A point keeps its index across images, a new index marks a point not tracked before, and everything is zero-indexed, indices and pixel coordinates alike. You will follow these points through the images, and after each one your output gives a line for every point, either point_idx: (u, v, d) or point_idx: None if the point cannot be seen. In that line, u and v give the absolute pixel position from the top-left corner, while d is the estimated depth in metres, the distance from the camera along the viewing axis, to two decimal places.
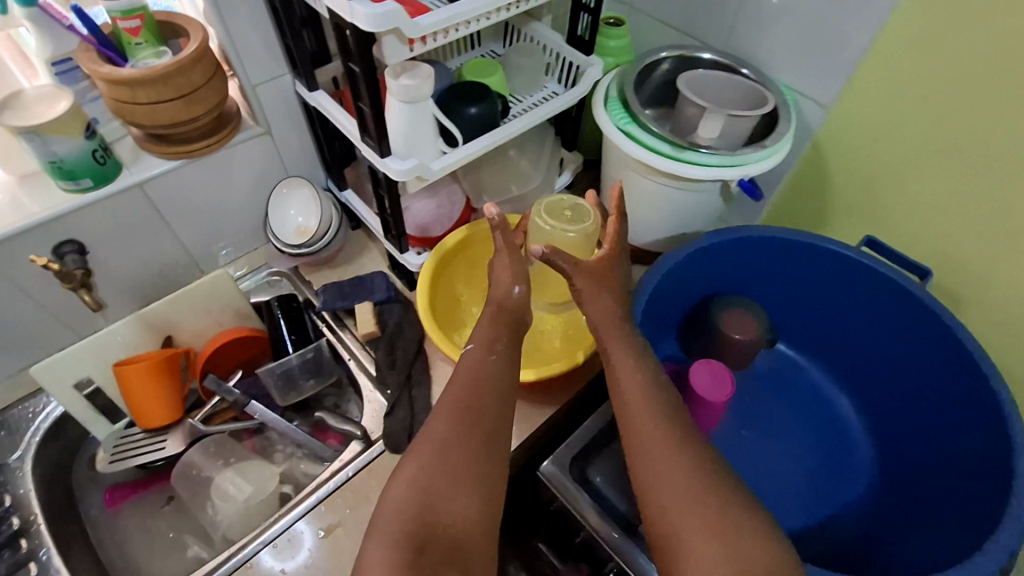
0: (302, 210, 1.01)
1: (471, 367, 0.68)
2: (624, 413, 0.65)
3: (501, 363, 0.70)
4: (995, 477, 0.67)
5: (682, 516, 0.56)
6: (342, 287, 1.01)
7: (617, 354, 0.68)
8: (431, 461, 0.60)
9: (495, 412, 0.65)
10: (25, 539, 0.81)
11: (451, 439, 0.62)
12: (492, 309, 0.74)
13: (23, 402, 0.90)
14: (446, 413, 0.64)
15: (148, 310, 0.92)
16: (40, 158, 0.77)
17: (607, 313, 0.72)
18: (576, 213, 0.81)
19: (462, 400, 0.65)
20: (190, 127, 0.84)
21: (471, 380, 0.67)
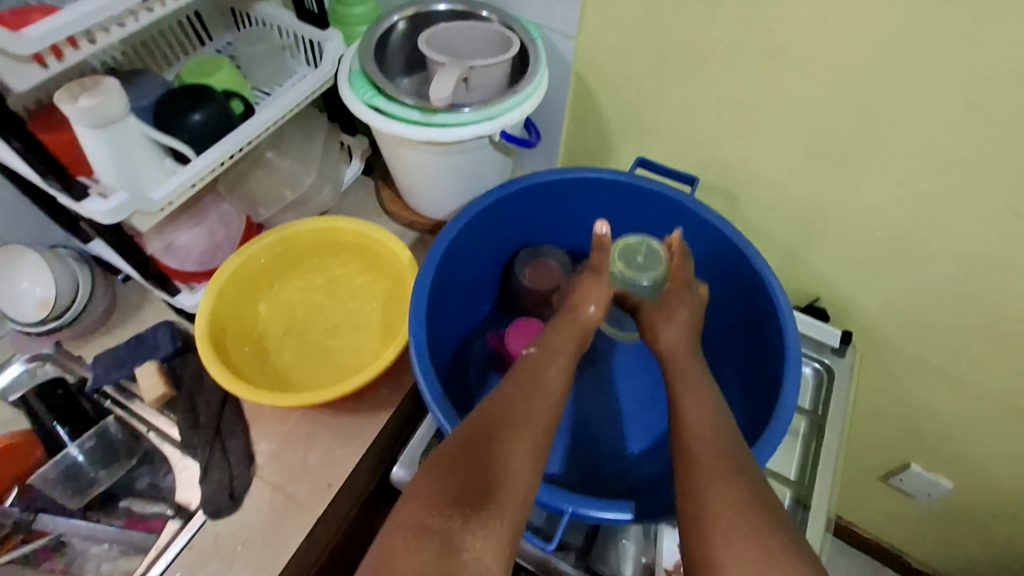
0: (40, 281, 0.84)
1: (532, 378, 0.66)
2: (682, 429, 0.63)
3: (558, 377, 0.67)
4: (772, 361, 0.78)
5: (729, 540, 0.52)
6: (117, 351, 0.86)
7: (681, 385, 0.67)
8: (471, 459, 0.57)
9: (550, 422, 0.63)
10: None
11: (494, 439, 0.59)
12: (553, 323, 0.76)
13: None
14: (499, 411, 0.62)
15: None
16: None
17: (683, 335, 0.74)
18: (648, 255, 0.85)
19: (516, 403, 0.62)
20: None
21: (530, 388, 0.65)
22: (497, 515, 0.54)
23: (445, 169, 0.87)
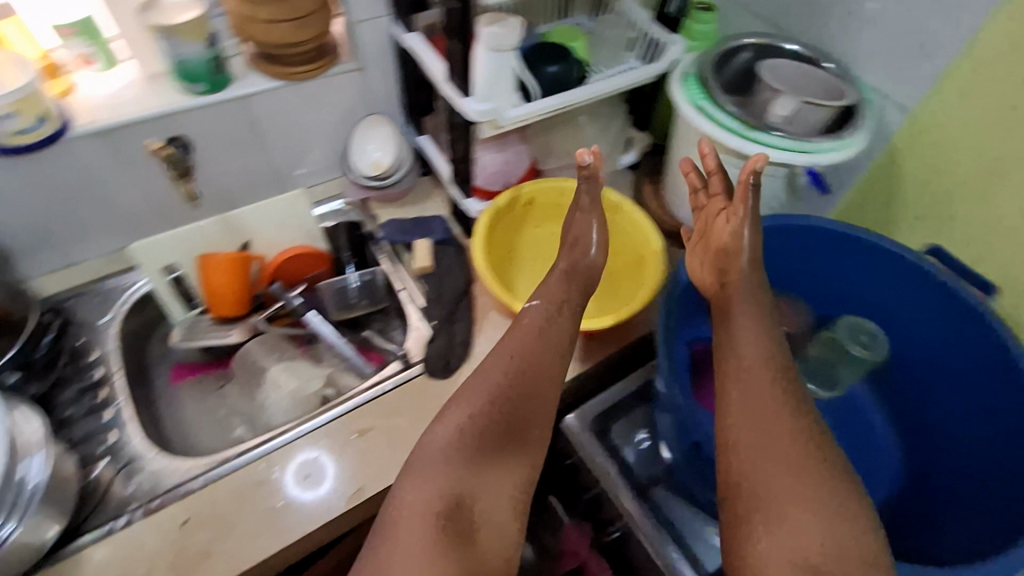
0: (380, 146, 1.08)
1: (516, 334, 0.78)
2: (739, 368, 0.69)
3: (538, 329, 0.78)
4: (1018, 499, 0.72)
5: (772, 481, 0.62)
6: (406, 224, 1.07)
7: (743, 314, 0.73)
8: (460, 418, 0.72)
9: (552, 372, 0.76)
10: (101, 390, 0.88)
11: (482, 401, 0.73)
12: (553, 276, 0.84)
13: (116, 274, 0.99)
14: (480, 378, 0.75)
15: (235, 213, 1.02)
16: (170, 57, 0.87)
17: (728, 238, 0.79)
18: (872, 339, 0.89)
19: (492, 371, 0.75)
20: (298, 49, 0.92)
21: (499, 354, 0.76)
22: (488, 477, 0.71)
23: (729, 183, 0.93)
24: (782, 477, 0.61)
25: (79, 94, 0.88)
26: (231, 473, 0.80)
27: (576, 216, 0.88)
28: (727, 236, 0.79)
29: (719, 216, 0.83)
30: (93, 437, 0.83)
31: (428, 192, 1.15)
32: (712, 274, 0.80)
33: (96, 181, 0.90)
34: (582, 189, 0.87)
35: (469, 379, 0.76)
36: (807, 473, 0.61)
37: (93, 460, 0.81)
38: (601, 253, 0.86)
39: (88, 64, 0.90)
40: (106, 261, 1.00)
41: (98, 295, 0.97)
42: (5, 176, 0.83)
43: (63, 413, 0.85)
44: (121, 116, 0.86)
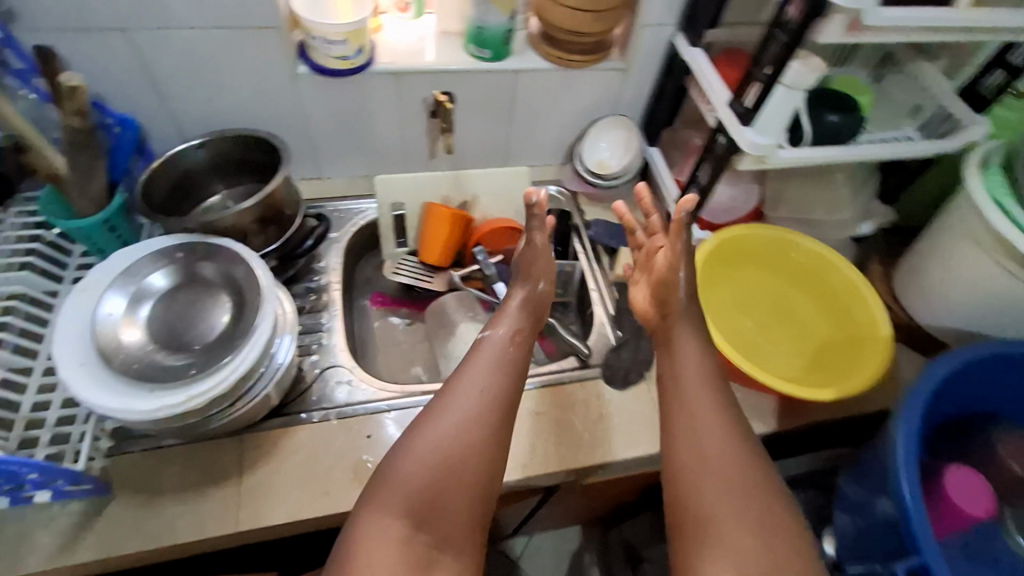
0: (611, 146, 1.11)
1: (485, 354, 0.76)
2: (690, 424, 0.69)
3: (516, 353, 0.77)
4: None
5: (732, 539, 0.60)
6: (614, 230, 1.08)
7: (681, 336, 0.76)
8: (450, 423, 0.69)
9: (502, 384, 0.74)
10: (318, 294, 0.97)
11: (475, 408, 0.71)
12: (513, 303, 0.83)
13: (353, 197, 1.09)
14: (464, 386, 0.72)
15: (467, 173, 1.08)
16: (472, 21, 0.93)
17: (685, 289, 0.78)
18: None
19: (475, 379, 0.73)
20: (583, 39, 0.94)
21: (480, 364, 0.75)
22: (449, 505, 0.65)
23: (1000, 293, 0.82)
24: (739, 531, 0.61)
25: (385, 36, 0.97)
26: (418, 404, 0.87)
27: (528, 253, 0.86)
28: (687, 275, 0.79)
29: (659, 252, 0.81)
30: (311, 332, 0.93)
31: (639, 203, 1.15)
32: (654, 307, 0.81)
33: (370, 113, 1.00)
34: (535, 238, 0.86)
35: (451, 385, 0.73)
36: (773, 515, 0.62)
37: (306, 352, 0.91)
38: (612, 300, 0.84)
39: (403, 9, 0.98)
40: (348, 183, 1.11)
41: (334, 213, 1.07)
42: (310, 92, 0.94)
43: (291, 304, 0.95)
44: (417, 65, 0.94)
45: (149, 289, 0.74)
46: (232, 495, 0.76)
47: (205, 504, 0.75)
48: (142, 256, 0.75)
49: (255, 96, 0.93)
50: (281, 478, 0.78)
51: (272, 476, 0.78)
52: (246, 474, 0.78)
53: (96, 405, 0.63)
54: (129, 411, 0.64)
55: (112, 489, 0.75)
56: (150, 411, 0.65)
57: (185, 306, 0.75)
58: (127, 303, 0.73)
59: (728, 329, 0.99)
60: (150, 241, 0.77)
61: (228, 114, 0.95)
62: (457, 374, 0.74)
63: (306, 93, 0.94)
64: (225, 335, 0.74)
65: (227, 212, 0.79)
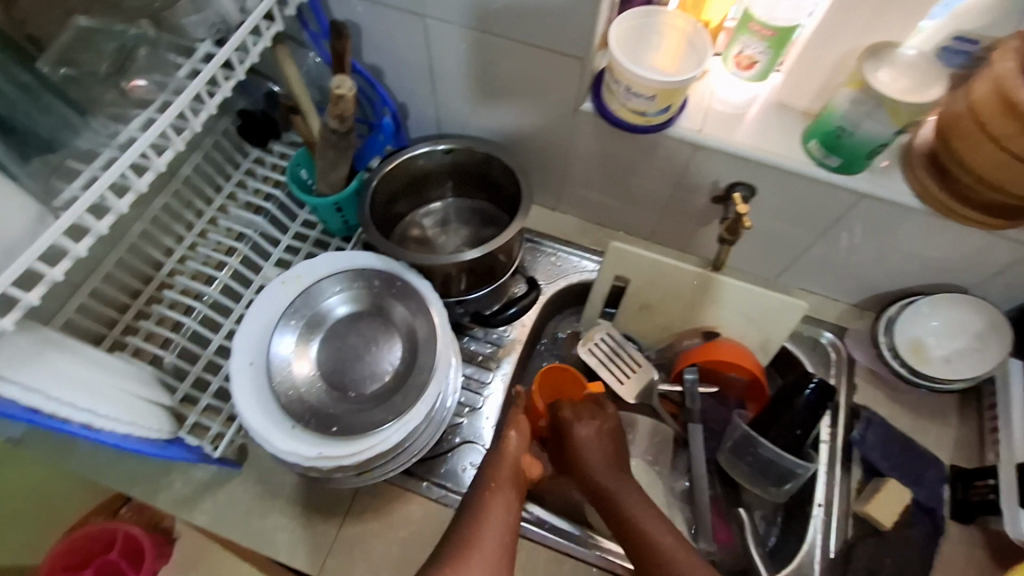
0: (946, 331, 0.76)
1: (493, 511, 0.63)
2: None
3: (510, 504, 0.65)
4: None
5: None
6: (891, 441, 0.76)
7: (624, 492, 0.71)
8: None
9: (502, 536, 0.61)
10: (497, 349, 0.85)
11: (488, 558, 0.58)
12: (510, 448, 0.71)
13: (580, 247, 0.93)
14: (479, 539, 0.60)
15: (722, 279, 0.83)
16: (836, 117, 0.64)
17: (587, 444, 0.76)
18: None
19: (489, 538, 0.60)
20: (997, 195, 0.61)
21: (496, 513, 0.63)
22: None
23: None
24: None
25: (706, 89, 0.74)
26: (558, 549, 0.72)
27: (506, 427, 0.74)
28: (584, 435, 0.77)
29: (584, 419, 0.78)
30: (472, 389, 0.83)
31: (945, 414, 0.79)
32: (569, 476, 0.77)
33: (638, 172, 0.81)
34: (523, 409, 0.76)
35: (466, 533, 0.61)
36: None
37: (456, 410, 0.81)
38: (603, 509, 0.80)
39: (745, 66, 0.72)
40: (579, 227, 0.94)
41: (552, 257, 0.93)
42: (586, 131, 0.78)
43: (466, 346, 0.85)
44: (729, 144, 0.70)
45: (327, 313, 0.69)
46: (330, 535, 0.73)
47: (305, 529, 0.73)
48: (339, 270, 0.70)
49: (526, 115, 0.80)
50: (377, 544, 0.72)
51: (371, 536, 0.73)
52: (348, 521, 0.73)
53: (245, 419, 0.60)
54: (265, 439, 0.60)
55: (241, 466, 0.76)
56: (280, 451, 0.60)
57: (358, 343, 0.69)
58: (300, 330, 0.68)
59: None
60: (356, 254, 0.71)
61: (492, 121, 0.83)
62: (451, 530, 0.62)
63: (581, 129, 0.78)
64: (383, 392, 0.66)
65: (443, 259, 0.69)
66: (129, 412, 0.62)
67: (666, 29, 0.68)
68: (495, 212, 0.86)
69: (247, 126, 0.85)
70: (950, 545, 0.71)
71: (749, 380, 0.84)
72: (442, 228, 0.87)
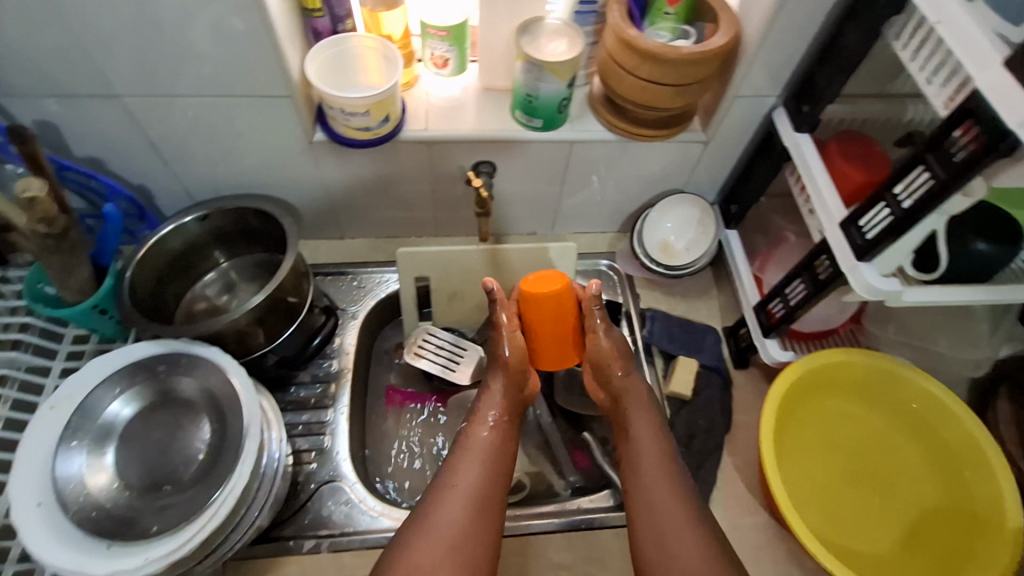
0: (679, 227, 0.93)
1: (472, 450, 0.69)
2: (636, 511, 0.65)
3: (499, 433, 0.71)
4: None
5: None
6: (673, 327, 0.91)
7: (635, 413, 0.73)
8: (446, 512, 0.63)
9: (477, 480, 0.66)
10: (333, 385, 0.86)
11: (469, 502, 0.64)
12: (491, 394, 0.74)
13: (376, 263, 0.97)
14: (456, 477, 0.66)
15: (505, 248, 0.92)
16: (521, 86, 0.76)
17: (615, 356, 0.76)
18: None
19: (469, 471, 0.66)
20: (656, 113, 0.76)
21: (480, 448, 0.69)
22: None
23: None
24: None
25: (422, 93, 0.82)
26: None
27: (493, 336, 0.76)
28: (606, 349, 0.76)
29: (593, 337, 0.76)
30: (314, 432, 0.83)
31: (707, 290, 0.96)
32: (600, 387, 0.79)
33: (396, 178, 0.87)
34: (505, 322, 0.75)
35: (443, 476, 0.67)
36: None
37: (303, 458, 0.81)
38: None
39: (441, 65, 0.80)
40: (373, 245, 0.99)
41: (354, 281, 0.95)
42: (330, 160, 0.82)
43: (295, 394, 0.85)
44: (454, 133, 0.79)
45: (115, 419, 0.65)
46: None
47: None
48: (112, 371, 0.66)
49: (269, 162, 0.82)
50: None
51: None
52: None
53: (47, 562, 0.55)
54: (81, 572, 0.56)
55: None
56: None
57: (160, 436, 0.66)
58: (87, 448, 0.63)
59: (802, 474, 0.80)
60: (127, 347, 0.67)
61: (241, 174, 0.84)
62: (444, 464, 0.68)
63: (323, 159, 0.81)
64: (202, 471, 0.64)
65: (225, 318, 0.68)
66: None
67: (360, 51, 0.75)
68: (276, 257, 0.85)
69: None
70: (740, 389, 0.88)
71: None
72: (229, 292, 0.84)
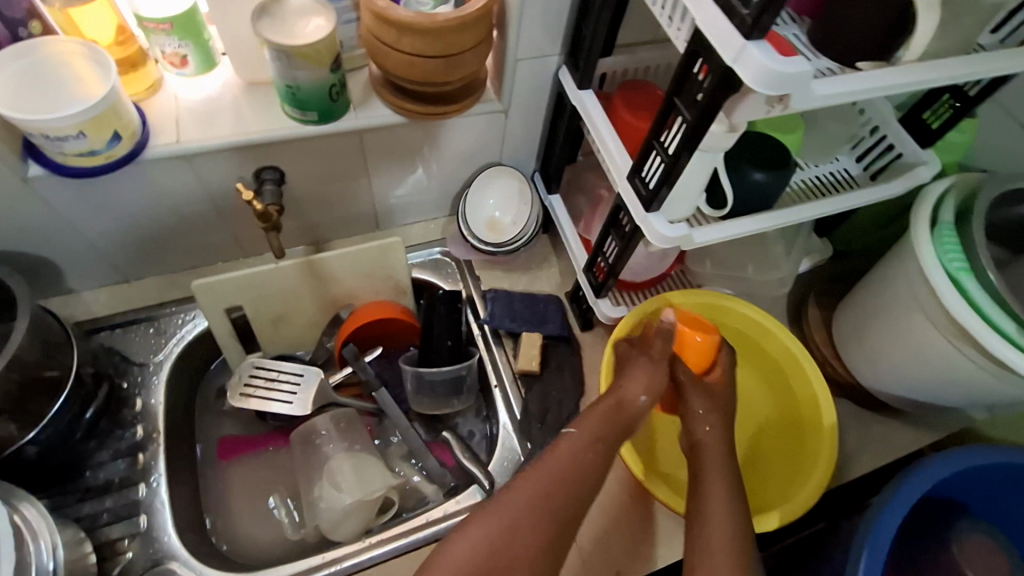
0: (502, 201, 0.90)
1: (560, 453, 0.58)
2: (694, 540, 0.58)
3: (596, 453, 0.59)
4: None
5: None
6: (515, 303, 0.88)
7: (713, 466, 0.64)
8: (507, 517, 0.54)
9: (542, 497, 0.55)
10: (142, 454, 0.74)
11: (534, 524, 0.53)
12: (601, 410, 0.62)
13: (174, 302, 0.84)
14: (527, 480, 0.56)
15: (320, 257, 0.83)
16: (278, 77, 0.66)
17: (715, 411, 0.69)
18: None
19: (544, 483, 0.56)
20: (437, 88, 0.71)
21: (565, 457, 0.58)
22: None
23: (948, 366, 0.70)
24: None
25: (168, 99, 0.70)
26: None
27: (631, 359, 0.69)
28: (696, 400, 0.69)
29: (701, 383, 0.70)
30: (124, 516, 0.71)
31: (545, 258, 0.95)
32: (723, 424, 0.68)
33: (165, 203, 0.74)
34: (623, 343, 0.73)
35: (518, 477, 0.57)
36: None
37: (116, 549, 0.69)
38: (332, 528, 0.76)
39: (181, 63, 0.69)
40: (168, 283, 0.85)
41: (150, 329, 0.82)
42: (64, 197, 0.67)
43: (96, 478, 0.72)
44: (215, 141, 0.68)
45: None
46: None
47: None
48: None
49: None
50: None
51: None
52: None
53: None
54: None
55: None
56: None
57: None
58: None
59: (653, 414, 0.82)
60: None
61: None
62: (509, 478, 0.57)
63: (56, 197, 0.67)
64: None
65: None
66: None
67: (66, 59, 0.61)
68: None
69: None
70: (589, 351, 0.89)
71: (401, 326, 0.88)
72: None
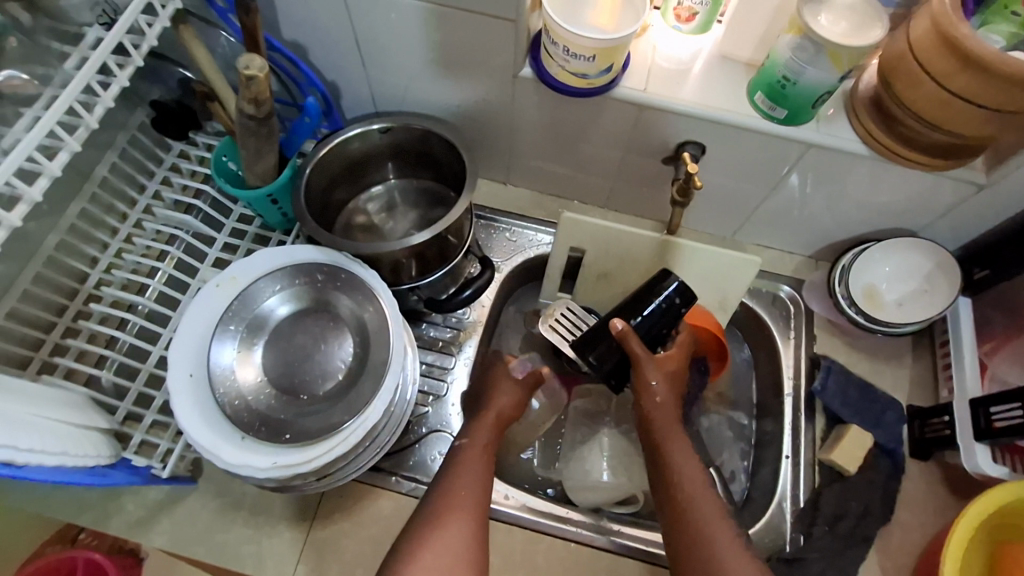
0: (898, 276, 0.77)
1: (454, 472, 0.63)
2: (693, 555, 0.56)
3: (483, 452, 0.65)
4: None
5: None
6: (850, 387, 0.78)
7: (675, 448, 0.62)
8: (440, 527, 0.58)
9: (457, 513, 0.59)
10: (463, 335, 0.83)
11: (463, 522, 0.58)
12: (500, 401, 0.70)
13: (533, 220, 0.90)
14: (448, 490, 0.61)
15: (682, 243, 0.81)
16: (778, 65, 0.62)
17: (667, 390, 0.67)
18: None
19: (447, 502, 0.60)
20: (938, 135, 0.61)
21: (457, 480, 0.62)
22: None
23: None
24: None
25: (648, 46, 0.71)
26: (536, 528, 0.73)
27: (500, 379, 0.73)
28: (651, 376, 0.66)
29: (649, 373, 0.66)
30: (434, 376, 0.80)
31: (900, 355, 0.81)
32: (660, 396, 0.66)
33: (586, 137, 0.77)
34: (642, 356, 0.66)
35: (437, 501, 0.60)
36: None
37: (420, 399, 0.79)
38: (578, 490, 0.77)
39: (686, 18, 0.70)
40: (534, 201, 0.92)
41: (506, 233, 0.89)
42: (528, 99, 0.74)
43: (425, 332, 0.83)
44: (674, 102, 0.68)
45: (269, 315, 0.65)
46: (299, 542, 0.70)
47: (271, 539, 0.70)
48: (275, 268, 0.65)
49: (464, 87, 0.75)
50: (349, 545, 0.70)
51: (342, 538, 0.71)
52: (316, 525, 0.71)
53: (188, 434, 0.56)
54: (214, 453, 0.57)
55: (197, 481, 0.72)
56: (232, 465, 0.56)
57: (300, 344, 0.65)
58: (240, 336, 0.64)
59: None
60: (294, 247, 0.66)
61: (427, 92, 0.78)
62: (425, 494, 0.62)
63: (520, 97, 0.74)
64: (337, 390, 0.64)
65: (388, 245, 0.65)
66: (82, 445, 0.59)
67: None
68: (443, 191, 0.81)
69: (162, 118, 0.78)
70: (909, 482, 0.75)
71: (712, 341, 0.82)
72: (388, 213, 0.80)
